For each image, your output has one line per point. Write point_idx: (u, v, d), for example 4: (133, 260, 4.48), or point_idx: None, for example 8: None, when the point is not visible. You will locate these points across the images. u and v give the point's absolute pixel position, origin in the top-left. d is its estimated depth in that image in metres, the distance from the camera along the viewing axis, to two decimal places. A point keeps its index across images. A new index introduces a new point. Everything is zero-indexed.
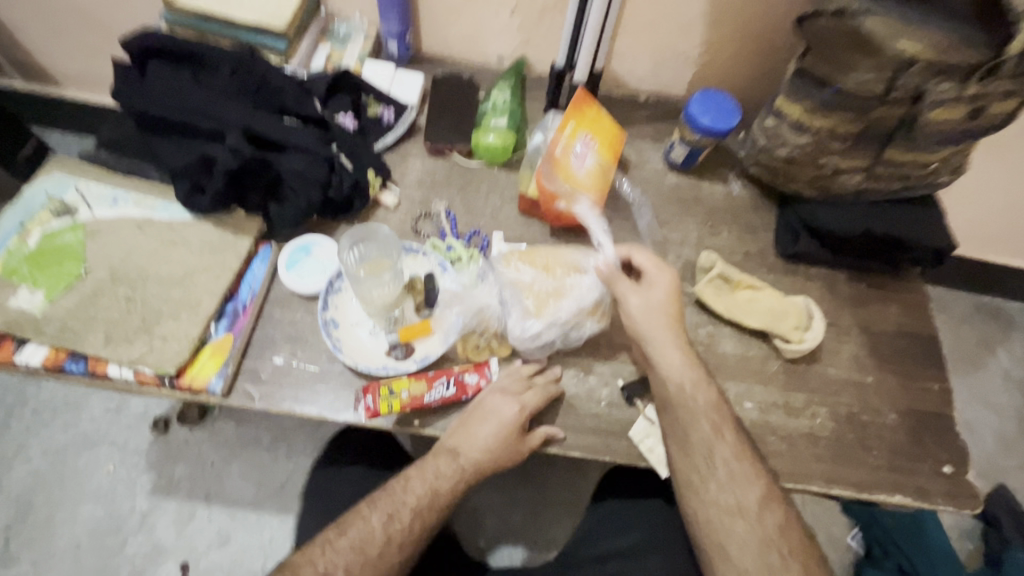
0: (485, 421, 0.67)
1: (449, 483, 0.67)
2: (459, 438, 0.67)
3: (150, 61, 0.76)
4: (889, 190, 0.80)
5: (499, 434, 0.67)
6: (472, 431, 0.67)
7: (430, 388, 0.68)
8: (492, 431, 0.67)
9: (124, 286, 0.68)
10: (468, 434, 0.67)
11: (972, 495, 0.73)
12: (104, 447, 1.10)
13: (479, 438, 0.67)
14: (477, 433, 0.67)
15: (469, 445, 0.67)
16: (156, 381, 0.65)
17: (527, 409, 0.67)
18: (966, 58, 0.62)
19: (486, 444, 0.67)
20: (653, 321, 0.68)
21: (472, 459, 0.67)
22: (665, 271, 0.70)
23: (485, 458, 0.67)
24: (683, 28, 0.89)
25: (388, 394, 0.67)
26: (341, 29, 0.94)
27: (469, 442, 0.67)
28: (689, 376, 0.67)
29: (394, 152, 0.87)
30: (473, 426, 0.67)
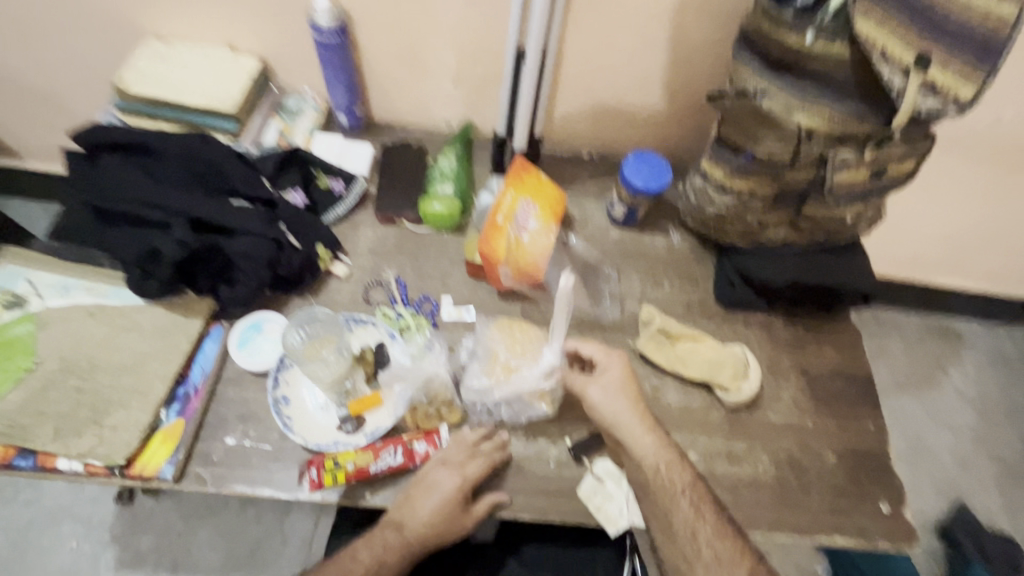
0: (427, 495, 0.69)
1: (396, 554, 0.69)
2: (404, 514, 0.69)
3: (101, 153, 0.80)
4: (813, 239, 0.86)
5: (440, 508, 0.69)
6: (416, 505, 0.69)
7: (378, 458, 0.70)
8: (433, 507, 0.69)
9: (75, 377, 0.70)
10: (412, 507, 0.69)
11: (908, 533, 0.76)
12: (67, 522, 1.09)
13: (422, 512, 0.69)
14: (420, 506, 0.69)
15: (414, 520, 0.69)
16: (106, 471, 0.66)
17: (468, 481, 0.69)
18: (860, 129, 0.68)
19: (431, 516, 0.69)
20: (616, 404, 0.72)
21: (417, 529, 0.69)
22: (613, 357, 0.75)
23: (432, 529, 0.69)
24: (616, 93, 0.94)
25: (332, 466, 0.68)
26: (291, 102, 0.98)
27: (413, 516, 0.69)
28: (649, 444, 0.70)
29: (346, 222, 0.90)
30: (417, 499, 0.69)
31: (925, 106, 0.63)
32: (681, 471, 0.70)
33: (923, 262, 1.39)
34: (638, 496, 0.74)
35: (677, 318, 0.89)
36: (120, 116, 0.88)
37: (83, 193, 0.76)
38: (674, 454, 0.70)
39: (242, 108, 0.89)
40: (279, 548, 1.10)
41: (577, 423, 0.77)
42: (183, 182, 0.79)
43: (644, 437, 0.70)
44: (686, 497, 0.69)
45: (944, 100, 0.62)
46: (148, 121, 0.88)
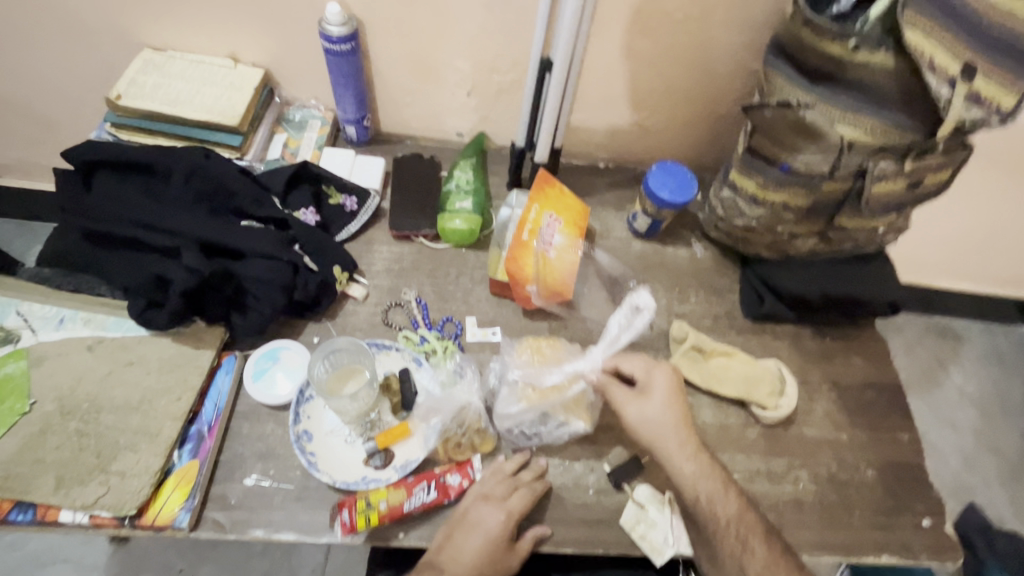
0: (472, 532, 0.65)
1: None
2: (445, 556, 0.64)
3: (96, 171, 0.73)
4: (842, 249, 0.84)
5: (485, 546, 0.64)
6: (460, 544, 0.65)
7: (410, 494, 0.65)
8: (479, 545, 0.64)
9: (75, 419, 0.64)
10: (457, 547, 0.64)
11: (952, 546, 0.75)
12: (57, 566, 1.01)
13: (468, 552, 0.64)
14: (463, 545, 0.65)
15: (455, 563, 0.64)
16: (115, 522, 0.60)
17: (514, 515, 0.65)
18: (901, 139, 0.67)
19: (478, 557, 0.64)
20: (663, 427, 0.69)
21: (458, 574, 0.63)
22: (658, 373, 0.72)
23: (475, 573, 0.64)
24: (635, 102, 0.92)
25: (365, 506, 0.63)
26: (296, 114, 0.94)
27: (456, 558, 0.64)
28: (690, 473, 0.67)
29: (360, 240, 0.86)
30: (461, 537, 0.65)
31: (969, 116, 0.61)
32: (726, 503, 0.67)
33: (925, 264, 1.40)
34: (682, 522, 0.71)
35: (705, 332, 0.87)
36: (112, 132, 0.82)
37: (80, 217, 0.71)
38: (718, 482, 0.68)
39: (246, 122, 0.84)
40: None
41: (613, 447, 0.74)
42: (187, 204, 0.74)
43: (687, 463, 0.68)
44: (734, 522, 0.67)
45: (989, 109, 0.61)
46: (144, 136, 0.82)
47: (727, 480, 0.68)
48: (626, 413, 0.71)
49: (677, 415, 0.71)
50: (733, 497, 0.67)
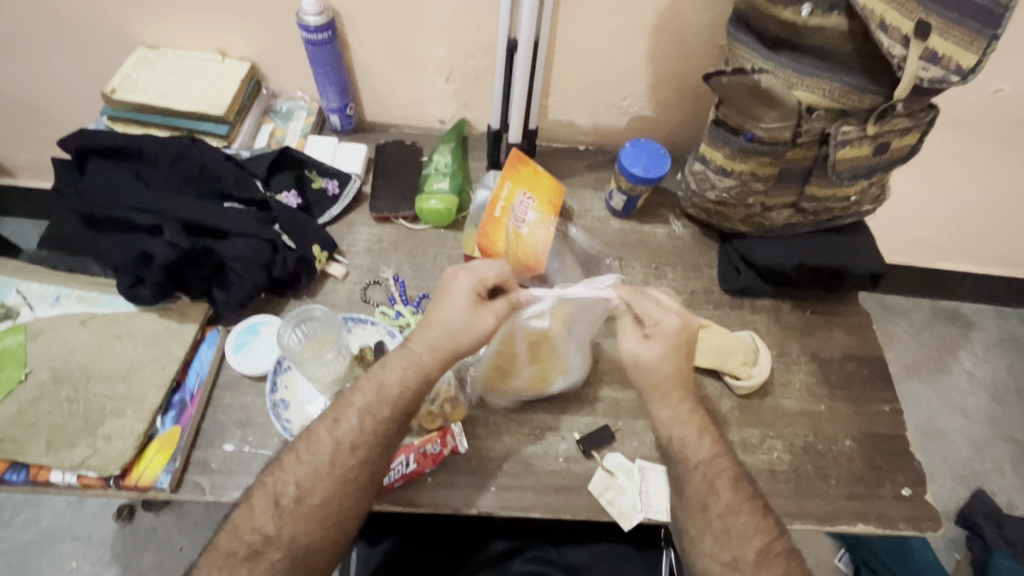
0: (427, 329, 0.67)
1: (396, 379, 0.65)
2: (422, 327, 0.68)
3: (89, 159, 0.78)
4: (818, 220, 0.84)
5: (462, 304, 0.67)
6: (393, 362, 0.66)
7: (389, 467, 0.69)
8: (439, 338, 0.66)
9: (67, 387, 0.68)
10: (387, 367, 0.66)
11: (933, 517, 0.74)
12: (67, 542, 1.06)
13: (422, 347, 0.67)
14: (439, 314, 0.67)
15: (432, 328, 0.67)
16: (101, 483, 0.64)
17: (483, 278, 0.69)
18: (861, 103, 0.67)
19: (413, 361, 0.66)
20: (658, 372, 0.69)
21: (397, 382, 0.65)
22: (672, 319, 0.69)
23: (410, 378, 0.65)
24: (610, 82, 0.93)
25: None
26: (283, 106, 0.98)
27: (417, 342, 0.67)
28: (668, 416, 0.69)
29: (341, 222, 0.89)
30: (418, 340, 0.67)
31: (927, 76, 0.62)
32: (699, 447, 0.67)
33: (927, 245, 1.37)
34: (651, 489, 0.71)
35: (682, 307, 0.87)
36: (109, 125, 0.87)
37: (74, 202, 0.76)
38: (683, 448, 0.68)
39: (232, 111, 0.88)
40: None
41: (583, 417, 0.76)
42: (174, 186, 0.79)
43: (665, 408, 0.69)
44: (704, 483, 0.67)
45: (947, 67, 0.61)
46: (138, 128, 0.87)
47: (705, 425, 0.69)
48: (623, 350, 0.70)
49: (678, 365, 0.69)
50: (707, 443, 0.68)
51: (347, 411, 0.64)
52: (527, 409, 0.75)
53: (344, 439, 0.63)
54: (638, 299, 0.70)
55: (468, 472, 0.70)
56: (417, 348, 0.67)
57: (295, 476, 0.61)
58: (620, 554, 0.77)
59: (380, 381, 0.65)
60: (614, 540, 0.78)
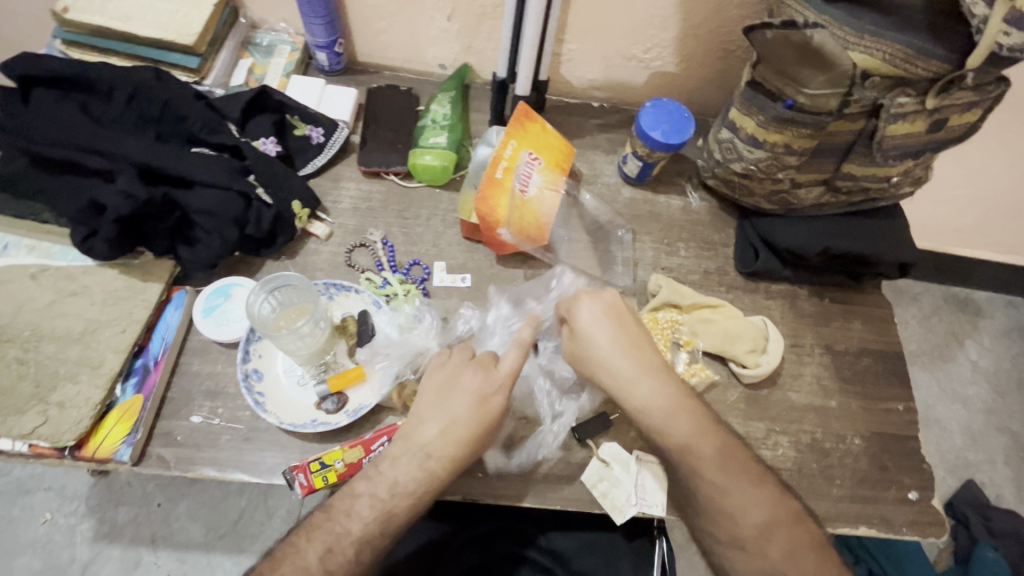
0: (416, 456, 0.58)
1: (406, 501, 0.57)
2: (419, 424, 0.60)
3: (36, 89, 0.69)
4: (850, 201, 0.76)
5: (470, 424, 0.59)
6: (403, 463, 0.58)
7: (368, 454, 0.62)
8: (442, 444, 0.58)
9: (16, 347, 0.62)
10: (390, 468, 0.58)
11: (937, 522, 0.70)
12: (39, 494, 1.03)
13: (413, 457, 0.58)
14: (453, 401, 0.60)
15: (440, 436, 0.58)
16: (55, 453, 0.59)
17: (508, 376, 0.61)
18: (927, 70, 0.58)
19: (395, 473, 0.58)
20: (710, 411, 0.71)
21: (406, 500, 0.57)
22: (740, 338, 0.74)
23: (422, 496, 0.58)
24: (634, 31, 0.82)
25: (321, 467, 0.61)
26: (263, 39, 0.87)
27: (409, 447, 0.59)
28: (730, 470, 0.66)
29: (325, 175, 0.80)
30: (418, 443, 0.59)
31: (1008, 43, 0.54)
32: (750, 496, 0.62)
33: (951, 229, 1.29)
34: (648, 482, 0.67)
35: (692, 287, 0.80)
36: (63, 50, 0.77)
37: (20, 139, 0.67)
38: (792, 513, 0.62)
39: (204, 42, 0.77)
40: (263, 522, 1.05)
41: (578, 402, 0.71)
42: (135, 126, 0.70)
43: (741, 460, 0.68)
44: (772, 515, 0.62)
45: None
46: (95, 55, 0.77)
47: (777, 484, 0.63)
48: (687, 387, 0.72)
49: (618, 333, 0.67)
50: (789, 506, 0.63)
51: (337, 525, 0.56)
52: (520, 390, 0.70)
53: (319, 545, 0.55)
54: (714, 328, 0.74)
55: None
56: (405, 463, 0.58)
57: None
58: (609, 542, 0.74)
59: (377, 500, 0.57)
60: (603, 529, 0.75)
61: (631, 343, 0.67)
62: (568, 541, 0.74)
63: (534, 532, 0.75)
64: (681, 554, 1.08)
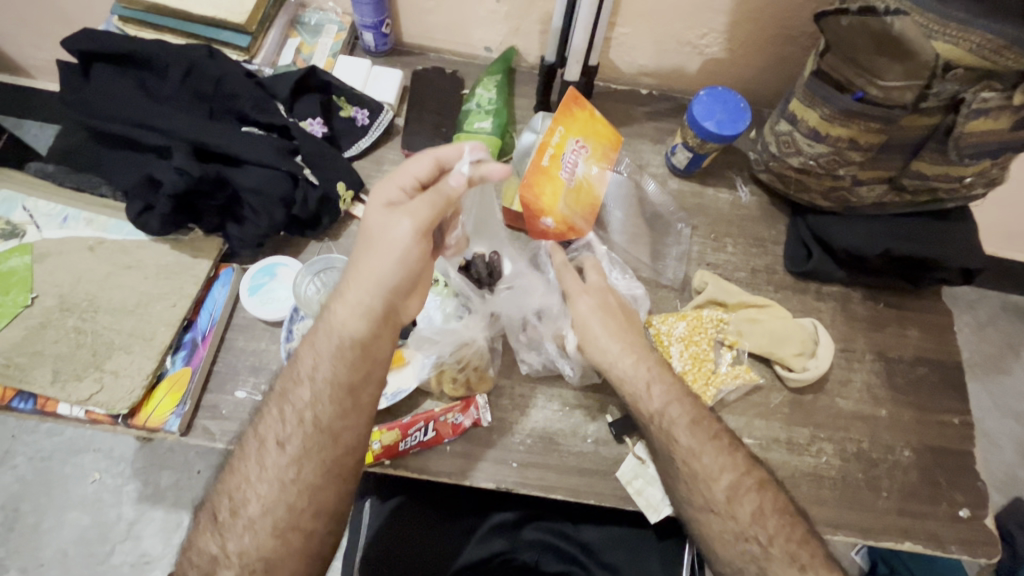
0: (342, 311, 0.58)
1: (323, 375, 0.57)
2: (346, 288, 0.58)
3: (95, 64, 0.71)
4: (914, 202, 0.72)
5: (387, 276, 0.57)
6: (320, 338, 0.58)
7: (405, 435, 0.64)
8: (374, 299, 0.57)
9: (74, 317, 0.65)
10: (319, 342, 0.58)
11: (990, 543, 0.67)
12: (89, 454, 1.08)
13: (355, 318, 0.57)
14: (368, 252, 0.57)
15: (357, 292, 0.57)
16: (109, 419, 0.61)
17: (419, 226, 0.57)
18: (1017, 63, 0.53)
19: (336, 331, 0.58)
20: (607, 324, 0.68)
21: (342, 365, 0.57)
22: (790, 341, 0.71)
23: (340, 367, 0.57)
24: (691, 15, 0.79)
25: None
26: (311, 18, 0.86)
27: (342, 303, 0.58)
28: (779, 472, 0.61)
29: (369, 158, 0.80)
30: (351, 299, 0.57)
31: None
32: None
33: (1017, 233, 1.21)
34: None
35: (738, 285, 0.78)
36: (120, 26, 0.78)
37: (82, 113, 0.69)
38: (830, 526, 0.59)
39: (255, 20, 0.78)
40: None
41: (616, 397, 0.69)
42: (187, 104, 0.71)
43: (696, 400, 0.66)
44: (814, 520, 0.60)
45: None
46: (150, 32, 0.78)
47: None
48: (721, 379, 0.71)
49: (610, 322, 0.68)
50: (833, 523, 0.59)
51: (286, 404, 0.58)
52: (556, 382, 0.70)
53: (271, 436, 0.57)
54: (765, 331, 0.71)
55: (487, 445, 0.66)
56: (344, 319, 0.58)
57: (257, 493, 0.56)
58: (637, 539, 0.73)
59: (321, 367, 0.58)
60: (633, 524, 0.74)
61: (618, 327, 0.67)
62: (596, 534, 0.74)
63: (561, 522, 0.75)
64: None
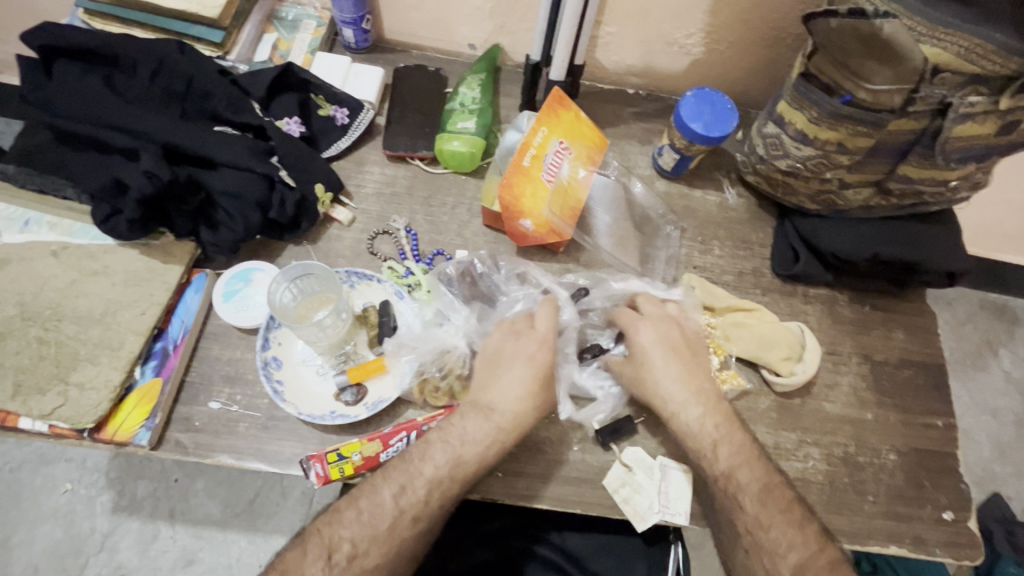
0: (477, 420, 0.60)
1: (455, 483, 0.58)
2: (478, 397, 0.62)
3: (57, 60, 0.68)
4: (899, 205, 0.72)
5: (525, 383, 0.62)
6: (445, 449, 0.59)
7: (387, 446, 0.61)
8: (512, 411, 0.61)
9: (36, 326, 0.62)
10: (440, 453, 0.58)
11: (973, 545, 0.67)
12: (61, 464, 1.04)
13: (483, 428, 0.60)
14: (502, 367, 0.63)
15: (501, 400, 0.61)
16: (75, 434, 0.59)
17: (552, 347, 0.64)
18: (1003, 68, 0.53)
19: (465, 444, 0.59)
20: (670, 365, 0.66)
21: (474, 456, 0.58)
22: (777, 345, 0.71)
23: (463, 472, 0.58)
24: (677, 14, 0.77)
25: (338, 458, 0.59)
26: (289, 13, 0.84)
27: (478, 418, 0.60)
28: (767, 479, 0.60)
29: (349, 158, 0.77)
30: (489, 413, 0.60)
31: None
32: None
33: (996, 233, 1.23)
34: (672, 489, 0.64)
35: (725, 289, 0.77)
36: (85, 20, 0.75)
37: (43, 112, 0.66)
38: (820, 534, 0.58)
39: (228, 15, 0.75)
40: (278, 503, 1.06)
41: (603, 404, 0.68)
42: (156, 102, 0.68)
43: (693, 406, 0.64)
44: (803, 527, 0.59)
45: None
46: (116, 26, 0.75)
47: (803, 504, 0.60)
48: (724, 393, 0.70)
49: (672, 357, 0.67)
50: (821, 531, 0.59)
51: (402, 497, 0.57)
52: None
53: (383, 523, 0.56)
54: (753, 335, 0.71)
55: None
56: (477, 429, 0.60)
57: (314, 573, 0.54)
58: (624, 546, 0.73)
59: (443, 475, 0.58)
60: (620, 532, 0.73)
61: (686, 369, 0.66)
62: (582, 542, 0.73)
63: (547, 530, 0.73)
64: (694, 554, 1.07)
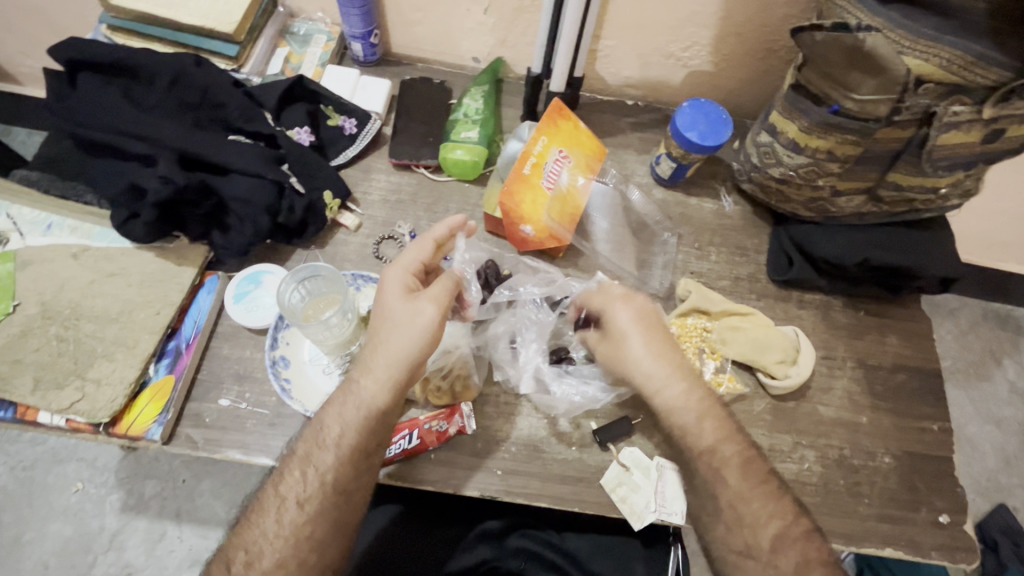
0: (367, 379, 0.58)
1: (351, 440, 0.56)
2: (366, 363, 0.58)
3: (81, 73, 0.71)
4: (891, 211, 0.73)
5: (411, 341, 0.57)
6: (339, 410, 0.58)
7: (390, 442, 0.64)
8: (397, 370, 0.57)
9: (56, 324, 0.64)
10: (334, 420, 0.57)
11: (968, 548, 0.68)
12: (73, 464, 1.07)
13: (373, 386, 0.57)
14: (385, 328, 0.58)
15: (385, 358, 0.58)
16: (91, 428, 0.61)
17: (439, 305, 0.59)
18: (986, 78, 0.55)
19: (359, 405, 0.57)
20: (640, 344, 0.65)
21: (380, 409, 0.57)
22: (772, 348, 0.72)
23: (361, 430, 0.57)
24: (673, 29, 0.80)
25: None
26: (300, 28, 0.87)
27: (370, 377, 0.58)
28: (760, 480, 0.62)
29: (357, 167, 0.80)
30: (374, 371, 0.58)
31: None
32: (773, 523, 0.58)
33: (996, 243, 1.24)
34: (667, 489, 0.66)
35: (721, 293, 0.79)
36: (108, 35, 0.78)
37: (68, 123, 0.70)
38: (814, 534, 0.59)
39: (243, 31, 0.78)
40: None
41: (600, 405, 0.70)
42: (173, 113, 0.72)
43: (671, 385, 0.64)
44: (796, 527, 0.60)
45: None
46: (137, 41, 0.78)
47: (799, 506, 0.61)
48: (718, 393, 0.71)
49: (649, 337, 0.66)
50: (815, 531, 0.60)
51: (309, 466, 0.56)
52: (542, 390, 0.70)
53: (292, 495, 0.56)
54: (747, 339, 0.72)
55: (472, 453, 0.66)
56: (369, 390, 0.57)
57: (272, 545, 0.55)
58: (622, 547, 0.74)
59: (346, 434, 0.57)
60: (619, 533, 0.75)
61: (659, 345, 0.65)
62: (581, 543, 0.74)
63: (546, 530, 0.75)
64: (694, 560, 1.07)
